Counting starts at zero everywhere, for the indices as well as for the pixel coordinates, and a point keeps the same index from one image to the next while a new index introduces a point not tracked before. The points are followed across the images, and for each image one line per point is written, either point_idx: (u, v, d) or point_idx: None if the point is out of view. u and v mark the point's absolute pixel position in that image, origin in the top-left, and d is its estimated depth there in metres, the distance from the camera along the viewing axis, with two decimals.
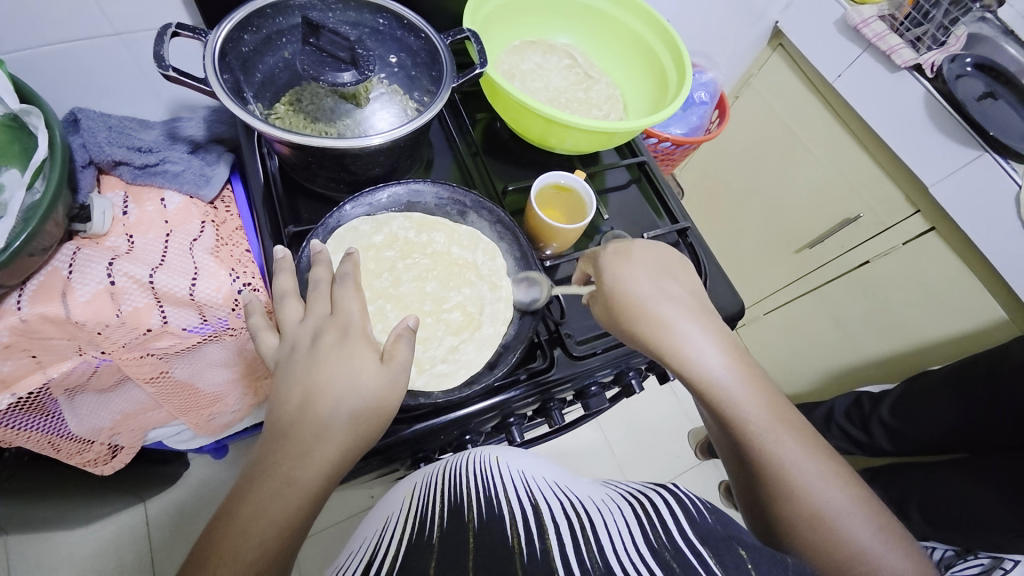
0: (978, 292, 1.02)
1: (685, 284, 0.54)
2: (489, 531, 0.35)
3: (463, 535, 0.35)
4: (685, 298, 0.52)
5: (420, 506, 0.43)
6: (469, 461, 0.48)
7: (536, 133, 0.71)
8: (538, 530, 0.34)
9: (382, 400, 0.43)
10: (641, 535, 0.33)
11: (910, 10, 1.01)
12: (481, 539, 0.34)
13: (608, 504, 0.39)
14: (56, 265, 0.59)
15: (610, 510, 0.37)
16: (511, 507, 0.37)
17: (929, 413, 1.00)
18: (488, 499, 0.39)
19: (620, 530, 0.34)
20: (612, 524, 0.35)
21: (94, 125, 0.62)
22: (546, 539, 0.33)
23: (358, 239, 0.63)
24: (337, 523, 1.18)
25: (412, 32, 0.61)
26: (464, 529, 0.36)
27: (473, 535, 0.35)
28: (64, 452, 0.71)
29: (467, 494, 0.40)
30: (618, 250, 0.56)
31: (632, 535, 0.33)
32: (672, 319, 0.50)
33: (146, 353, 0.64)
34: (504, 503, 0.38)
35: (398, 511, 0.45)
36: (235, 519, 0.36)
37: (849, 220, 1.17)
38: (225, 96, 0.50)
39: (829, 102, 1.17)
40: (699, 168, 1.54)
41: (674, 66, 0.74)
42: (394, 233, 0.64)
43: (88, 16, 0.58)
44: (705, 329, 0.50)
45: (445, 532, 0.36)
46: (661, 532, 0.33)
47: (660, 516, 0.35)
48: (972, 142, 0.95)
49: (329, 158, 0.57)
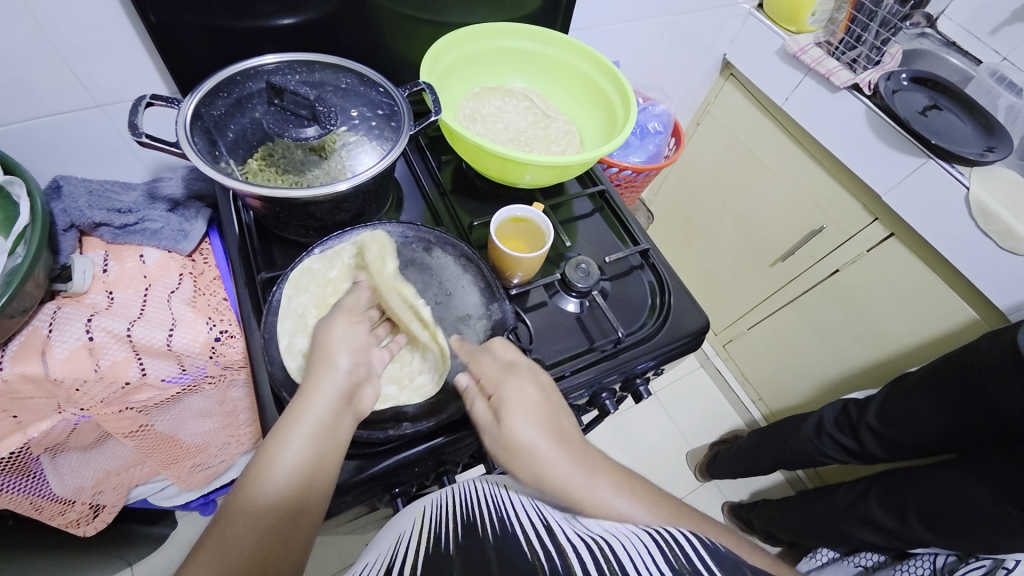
0: (944, 293, 1.05)
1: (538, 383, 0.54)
2: (511, 548, 0.35)
3: (482, 550, 0.35)
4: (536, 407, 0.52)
5: (433, 526, 0.43)
6: (478, 489, 0.49)
7: (494, 170, 0.75)
8: (557, 546, 0.34)
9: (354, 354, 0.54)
10: (660, 557, 0.33)
11: (843, 35, 1.09)
12: (499, 554, 0.34)
13: (623, 527, 0.39)
14: (37, 325, 0.61)
15: (626, 533, 0.37)
16: (526, 530, 0.37)
17: (915, 418, 1.00)
18: (503, 523, 0.39)
19: (638, 550, 0.34)
20: (629, 543, 0.35)
21: (76, 191, 0.66)
22: (566, 553, 0.33)
23: (314, 278, 0.64)
24: (333, 574, 1.14)
25: (372, 87, 0.67)
26: (480, 547, 0.36)
27: (491, 550, 0.35)
28: (46, 514, 0.69)
29: (483, 518, 0.41)
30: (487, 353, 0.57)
31: (650, 554, 0.33)
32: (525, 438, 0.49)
33: (125, 407, 0.65)
34: (521, 526, 0.38)
35: (410, 529, 0.45)
36: (244, 494, 0.44)
37: (814, 232, 1.23)
38: (194, 156, 0.54)
39: (783, 124, 1.23)
40: (671, 192, 1.60)
41: (620, 101, 0.79)
42: (347, 266, 0.66)
43: (71, 91, 0.63)
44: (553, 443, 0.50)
45: (463, 547, 0.37)
46: (680, 556, 0.33)
47: (678, 541, 0.35)
48: (916, 150, 0.99)
49: (295, 207, 0.60)
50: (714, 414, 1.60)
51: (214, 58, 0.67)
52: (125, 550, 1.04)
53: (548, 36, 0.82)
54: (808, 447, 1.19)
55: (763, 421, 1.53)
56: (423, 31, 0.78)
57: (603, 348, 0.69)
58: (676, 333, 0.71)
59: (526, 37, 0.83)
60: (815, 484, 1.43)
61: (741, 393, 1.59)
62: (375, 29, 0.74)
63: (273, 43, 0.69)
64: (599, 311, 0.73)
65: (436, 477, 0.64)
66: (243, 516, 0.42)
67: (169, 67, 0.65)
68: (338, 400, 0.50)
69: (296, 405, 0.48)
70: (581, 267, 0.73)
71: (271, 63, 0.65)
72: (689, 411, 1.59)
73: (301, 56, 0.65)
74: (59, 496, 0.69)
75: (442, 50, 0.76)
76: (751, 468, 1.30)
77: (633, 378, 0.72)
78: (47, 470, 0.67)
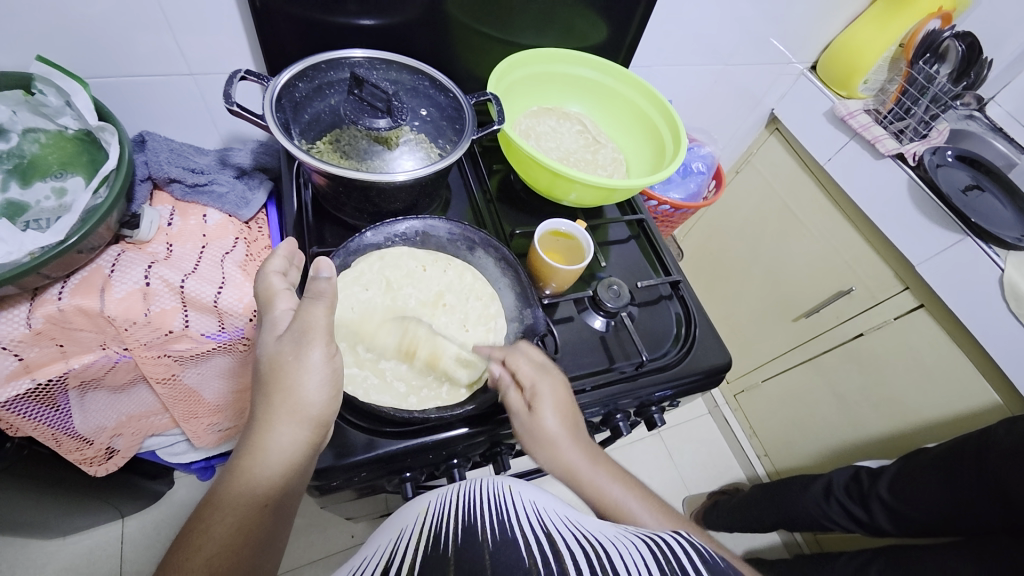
0: (967, 372, 1.04)
1: (559, 387, 0.59)
2: (505, 556, 0.36)
3: (478, 553, 0.36)
4: (564, 409, 0.58)
5: (434, 520, 0.44)
6: (482, 486, 0.50)
7: (543, 184, 0.78)
8: (555, 554, 0.36)
9: (328, 363, 0.50)
10: (657, 569, 0.34)
11: (893, 106, 1.12)
12: (499, 560, 0.35)
13: (623, 535, 0.40)
14: (100, 264, 0.65)
15: (625, 541, 0.38)
16: (524, 534, 0.39)
17: (920, 496, 0.99)
18: (503, 525, 0.40)
19: (634, 562, 0.35)
20: (626, 554, 0.36)
21: (158, 147, 0.71)
22: (562, 561, 0.35)
23: None
24: (314, 560, 1.15)
25: (442, 91, 0.71)
26: (478, 547, 0.37)
27: (488, 554, 0.36)
28: (64, 447, 0.72)
29: (481, 517, 0.42)
30: (543, 376, 0.58)
31: (646, 564, 0.34)
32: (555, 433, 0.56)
33: (163, 354, 0.68)
34: (519, 532, 0.39)
35: (413, 523, 0.45)
36: (191, 539, 0.42)
37: (842, 293, 1.23)
38: (275, 129, 0.59)
39: (823, 183, 1.25)
40: (702, 235, 1.62)
41: (671, 137, 0.83)
42: None
43: (171, 58, 0.69)
44: (576, 445, 0.57)
45: (459, 551, 0.37)
46: (678, 566, 0.34)
47: (676, 553, 0.36)
48: (954, 226, 1.00)
49: (355, 189, 0.64)
50: (716, 463, 1.57)
51: (301, 49, 0.73)
52: (121, 501, 1.05)
53: (609, 68, 0.86)
54: (813, 510, 1.17)
55: (766, 477, 1.50)
56: (494, 47, 0.84)
57: (622, 369, 0.70)
58: (696, 367, 0.72)
59: (589, 66, 0.87)
60: (812, 550, 1.39)
61: (746, 446, 1.56)
62: (449, 41, 0.79)
63: (356, 40, 0.74)
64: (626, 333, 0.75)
65: (445, 469, 0.65)
66: (213, 520, 0.43)
67: (260, 49, 0.71)
68: (304, 420, 0.48)
69: (259, 429, 0.47)
70: (612, 287, 0.74)
71: (358, 56, 0.69)
72: (690, 456, 1.56)
73: (384, 53, 0.70)
74: (80, 433, 0.72)
75: (509, 67, 0.80)
76: (749, 523, 1.28)
77: (648, 404, 0.73)
78: (74, 405, 0.69)
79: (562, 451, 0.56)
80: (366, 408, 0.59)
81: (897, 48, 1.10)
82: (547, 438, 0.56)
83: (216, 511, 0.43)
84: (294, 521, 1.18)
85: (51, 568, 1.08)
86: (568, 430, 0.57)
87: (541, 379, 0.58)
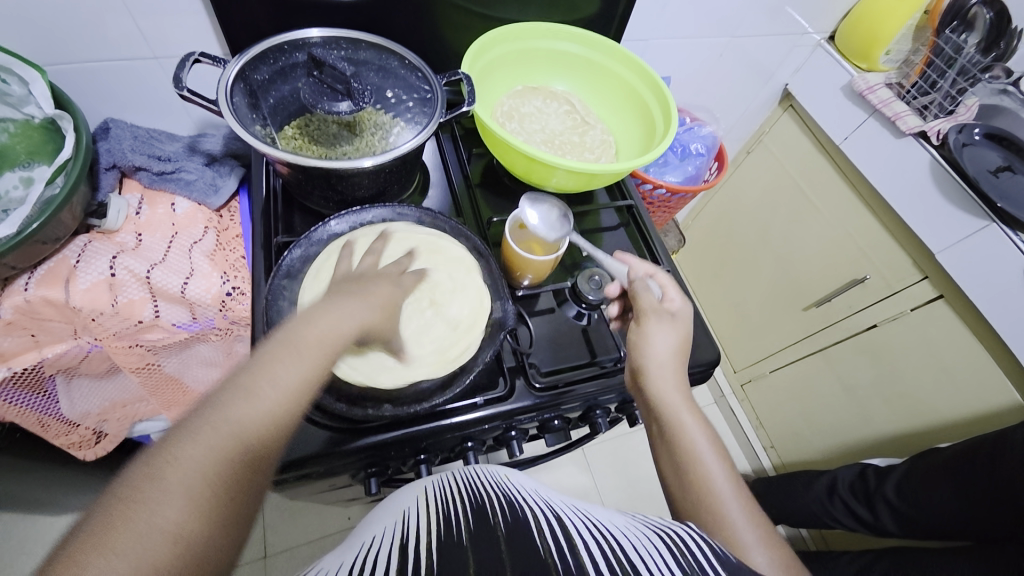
0: (988, 369, 0.97)
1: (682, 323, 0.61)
2: (520, 539, 0.34)
3: (493, 534, 0.35)
4: (679, 342, 0.59)
5: (442, 503, 0.42)
6: (483, 474, 0.49)
7: (521, 169, 0.74)
8: (567, 541, 0.34)
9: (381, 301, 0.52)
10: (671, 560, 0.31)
11: (917, 79, 1.02)
12: (512, 543, 0.33)
13: (635, 527, 0.38)
14: (66, 254, 0.64)
15: (636, 533, 0.36)
16: (535, 519, 0.37)
17: (929, 499, 0.93)
18: (513, 510, 0.39)
19: (645, 553, 0.32)
20: (638, 545, 0.33)
21: (121, 134, 0.70)
22: (578, 550, 0.32)
23: None
24: (310, 542, 1.17)
25: (412, 72, 0.68)
26: (492, 529, 0.36)
27: (502, 537, 0.34)
28: (50, 432, 0.72)
29: (492, 503, 0.40)
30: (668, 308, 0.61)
31: (659, 555, 0.32)
32: (663, 351, 0.58)
33: (135, 343, 0.68)
34: (530, 518, 0.37)
35: (416, 505, 0.43)
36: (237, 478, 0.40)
37: (856, 282, 1.16)
38: (228, 116, 0.56)
39: (838, 164, 1.17)
40: (709, 220, 1.55)
41: (662, 117, 0.77)
42: None
43: (132, 40, 0.66)
44: (676, 376, 0.57)
45: (473, 533, 0.35)
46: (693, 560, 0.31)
47: (689, 546, 0.33)
48: (979, 211, 0.91)
49: (319, 179, 0.62)
50: None
51: (270, 28, 0.69)
52: None
53: (596, 42, 0.80)
54: (816, 508, 1.13)
55: (772, 471, 1.45)
56: (473, 21, 0.79)
57: (603, 364, 0.67)
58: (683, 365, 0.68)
59: (574, 40, 0.81)
60: (817, 546, 1.35)
61: (752, 439, 1.51)
62: (426, 17, 0.75)
63: (325, 17, 0.70)
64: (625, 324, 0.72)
65: (413, 464, 0.63)
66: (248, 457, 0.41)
67: (223, 29, 0.68)
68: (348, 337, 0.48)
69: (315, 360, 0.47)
70: (594, 278, 0.70)
71: (316, 35, 0.64)
72: None
73: (347, 32, 0.65)
74: (67, 418, 0.72)
75: (488, 43, 0.75)
76: None
77: (629, 401, 0.69)
78: (59, 391, 0.71)
79: (661, 373, 0.57)
80: (320, 403, 0.55)
81: (922, 15, 1.00)
82: (649, 353, 0.58)
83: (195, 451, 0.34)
84: (291, 504, 1.20)
85: (59, 543, 1.13)
86: (674, 360, 0.58)
87: (682, 309, 0.61)
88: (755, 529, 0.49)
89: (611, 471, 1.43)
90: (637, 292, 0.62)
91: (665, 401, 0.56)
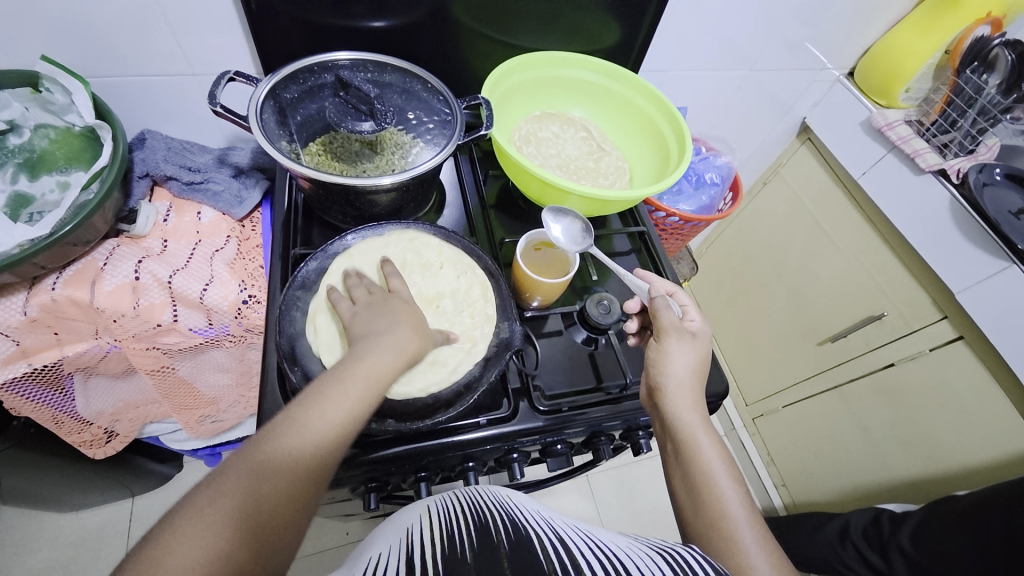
0: (1010, 415, 0.93)
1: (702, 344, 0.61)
2: (522, 558, 0.34)
3: (496, 554, 0.35)
4: (699, 361, 0.59)
5: (446, 521, 0.42)
6: (482, 494, 0.49)
7: (535, 192, 0.75)
8: (572, 560, 0.34)
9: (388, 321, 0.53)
10: None
11: (936, 118, 1.02)
12: (515, 562, 0.34)
13: (637, 547, 0.38)
14: (95, 257, 0.67)
15: (638, 553, 0.36)
16: (539, 541, 0.37)
17: (944, 550, 0.89)
18: (517, 529, 0.39)
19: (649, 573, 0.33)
20: (643, 567, 0.34)
21: (156, 145, 0.74)
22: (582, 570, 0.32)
23: None
24: (308, 554, 1.16)
25: (434, 95, 0.70)
26: (495, 548, 0.36)
27: (505, 556, 0.34)
28: (65, 430, 0.74)
29: (495, 522, 0.40)
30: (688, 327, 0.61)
31: None
32: (683, 367, 0.57)
33: (152, 346, 0.70)
34: (533, 536, 0.37)
35: (420, 522, 0.44)
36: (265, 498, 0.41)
37: (872, 318, 1.14)
38: (257, 131, 0.58)
39: (855, 198, 1.16)
40: (724, 249, 1.55)
41: (676, 146, 0.78)
42: None
43: (173, 57, 0.70)
44: (694, 394, 0.57)
45: (477, 552, 0.36)
46: None
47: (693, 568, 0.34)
48: (998, 252, 0.90)
49: (338, 195, 0.64)
50: None
51: (302, 50, 0.73)
52: (129, 482, 1.10)
53: (614, 72, 0.82)
54: (826, 552, 1.08)
55: (782, 509, 1.41)
56: (496, 49, 0.82)
57: (609, 390, 0.67)
58: None
59: (592, 69, 0.83)
60: None
61: (763, 475, 1.47)
62: (451, 44, 0.78)
63: (354, 42, 0.74)
64: (637, 350, 0.72)
65: (413, 481, 0.63)
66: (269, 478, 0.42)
67: (258, 50, 0.72)
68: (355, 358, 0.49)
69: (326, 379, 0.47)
70: (603, 303, 0.71)
71: (344, 58, 0.67)
72: None
73: (374, 56, 0.68)
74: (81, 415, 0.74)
75: (509, 70, 0.78)
76: None
77: (635, 428, 0.68)
78: (76, 389, 0.73)
79: (679, 390, 0.56)
80: None
81: (943, 55, 1.00)
82: (668, 369, 0.57)
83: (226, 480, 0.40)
84: None
85: (63, 539, 1.14)
86: (692, 379, 0.58)
87: (699, 330, 0.62)
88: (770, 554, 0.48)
89: (615, 500, 1.40)
90: (659, 310, 0.62)
91: (682, 418, 0.55)
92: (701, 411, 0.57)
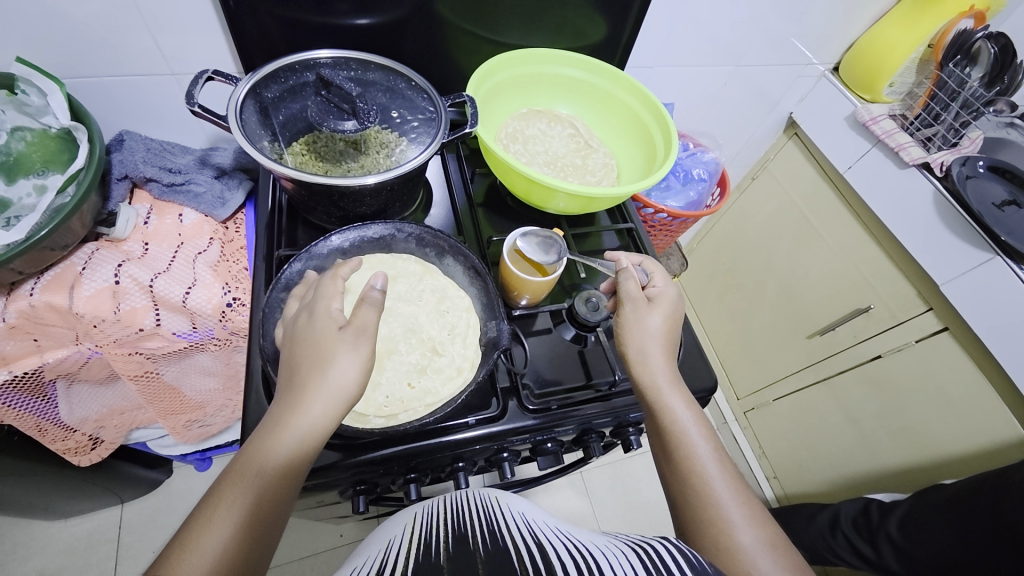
0: (994, 405, 0.94)
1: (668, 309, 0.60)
2: (494, 565, 0.34)
3: (471, 560, 0.34)
4: (664, 328, 0.59)
5: (424, 530, 0.42)
6: (470, 498, 0.49)
7: (522, 190, 0.75)
8: (544, 561, 0.34)
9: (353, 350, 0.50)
10: None
11: (920, 111, 1.03)
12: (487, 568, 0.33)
13: (611, 545, 0.38)
14: (73, 261, 0.66)
15: (613, 550, 0.36)
16: (515, 543, 0.36)
17: (930, 537, 0.90)
18: (493, 533, 0.38)
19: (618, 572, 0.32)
20: (614, 564, 0.33)
21: (135, 146, 0.72)
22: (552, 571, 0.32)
23: None
24: (302, 558, 1.16)
25: (418, 93, 0.69)
26: (470, 556, 0.35)
27: (480, 561, 0.34)
28: (49, 437, 0.73)
29: (472, 528, 0.40)
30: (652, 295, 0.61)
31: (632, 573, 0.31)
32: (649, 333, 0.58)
33: (135, 351, 0.69)
34: (509, 541, 0.37)
35: (401, 535, 0.43)
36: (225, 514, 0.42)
37: (860, 311, 1.15)
38: (236, 131, 0.57)
39: (842, 192, 1.17)
40: (714, 244, 1.55)
41: (663, 143, 0.78)
42: None
43: (150, 56, 0.69)
44: (664, 362, 0.57)
45: (451, 560, 0.35)
46: None
47: (663, 558, 0.33)
48: (983, 244, 0.91)
49: (322, 195, 0.63)
50: None
51: (284, 48, 0.72)
52: (117, 489, 1.08)
53: (600, 68, 0.82)
54: (818, 543, 1.09)
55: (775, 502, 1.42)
56: (481, 46, 0.81)
57: (599, 387, 0.66)
58: None
59: (578, 66, 0.83)
60: None
61: (755, 468, 1.48)
62: (435, 41, 0.77)
63: (337, 40, 0.73)
64: None
65: (402, 483, 0.62)
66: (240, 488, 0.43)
67: (237, 48, 0.70)
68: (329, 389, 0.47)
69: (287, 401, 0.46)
70: (591, 300, 0.70)
71: (326, 56, 0.66)
72: None
73: (356, 54, 0.67)
74: (65, 423, 0.73)
75: (494, 67, 0.77)
76: None
77: (625, 425, 0.68)
78: (60, 395, 0.71)
79: (647, 359, 0.56)
80: None
81: (926, 49, 1.01)
82: (634, 340, 0.58)
83: (228, 487, 0.42)
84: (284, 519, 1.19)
85: (51, 548, 1.12)
86: (662, 349, 0.57)
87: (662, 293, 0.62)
88: (772, 555, 0.46)
89: (609, 496, 1.40)
90: (622, 279, 0.61)
91: (654, 388, 0.55)
92: (673, 378, 0.56)
